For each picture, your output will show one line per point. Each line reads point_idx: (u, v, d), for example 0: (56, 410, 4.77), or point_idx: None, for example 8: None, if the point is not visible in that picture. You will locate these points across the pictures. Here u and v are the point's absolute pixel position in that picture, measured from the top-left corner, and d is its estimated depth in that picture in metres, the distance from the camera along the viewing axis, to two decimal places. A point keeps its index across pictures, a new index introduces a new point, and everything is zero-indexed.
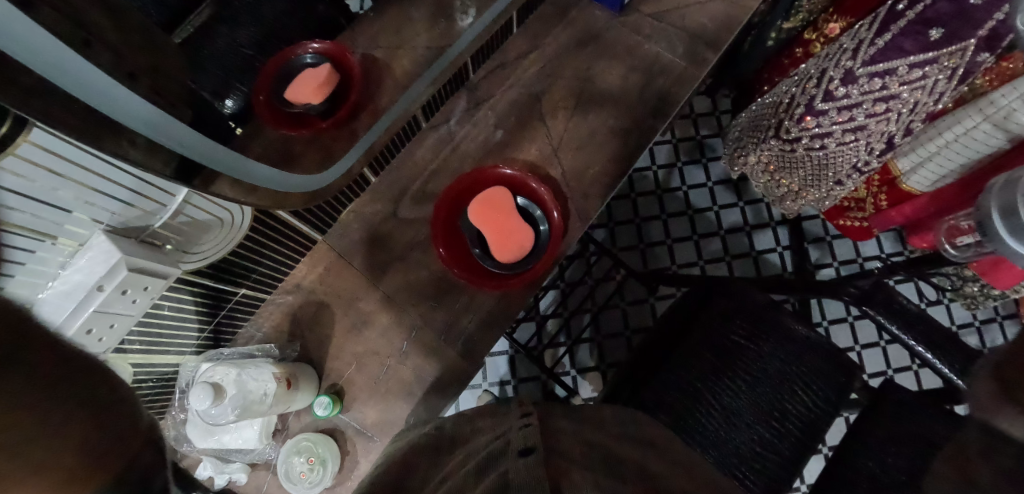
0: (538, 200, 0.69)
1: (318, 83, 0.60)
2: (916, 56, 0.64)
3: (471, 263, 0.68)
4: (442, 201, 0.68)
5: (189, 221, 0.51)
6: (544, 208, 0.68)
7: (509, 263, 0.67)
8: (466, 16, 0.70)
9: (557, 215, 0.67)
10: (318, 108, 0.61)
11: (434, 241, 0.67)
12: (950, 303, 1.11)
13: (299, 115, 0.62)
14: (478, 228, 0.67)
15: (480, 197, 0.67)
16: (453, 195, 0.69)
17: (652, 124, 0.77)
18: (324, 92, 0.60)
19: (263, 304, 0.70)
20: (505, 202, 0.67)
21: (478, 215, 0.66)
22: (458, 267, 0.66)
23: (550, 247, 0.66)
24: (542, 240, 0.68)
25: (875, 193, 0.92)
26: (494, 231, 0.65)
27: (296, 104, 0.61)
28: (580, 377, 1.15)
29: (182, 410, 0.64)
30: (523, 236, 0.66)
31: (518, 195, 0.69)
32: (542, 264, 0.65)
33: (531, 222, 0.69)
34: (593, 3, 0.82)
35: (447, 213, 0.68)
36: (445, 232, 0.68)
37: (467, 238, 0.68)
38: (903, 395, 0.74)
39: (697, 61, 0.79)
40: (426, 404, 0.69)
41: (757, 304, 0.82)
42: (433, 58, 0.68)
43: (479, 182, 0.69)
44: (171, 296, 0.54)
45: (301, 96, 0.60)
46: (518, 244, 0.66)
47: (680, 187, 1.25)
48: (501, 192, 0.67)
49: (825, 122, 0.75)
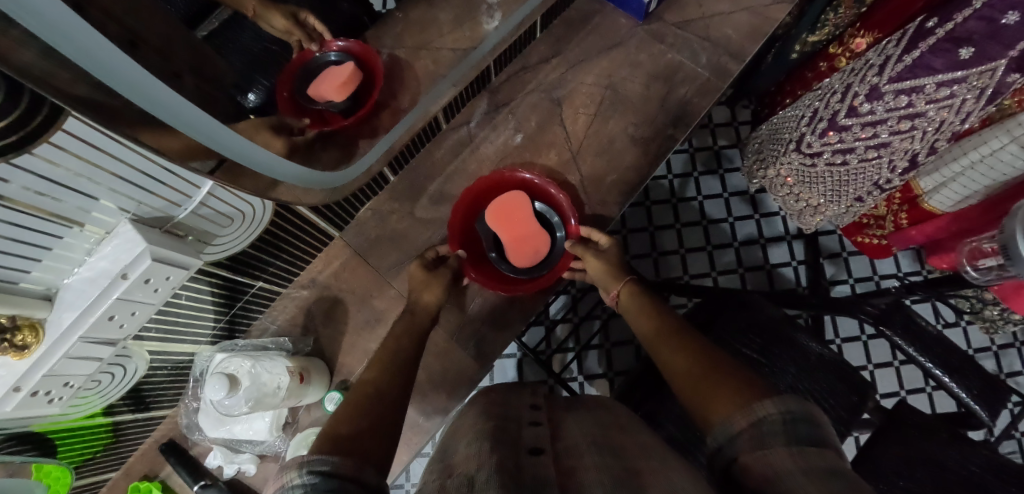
0: (555, 204, 0.70)
1: (342, 81, 0.60)
2: (944, 75, 0.63)
3: (488, 268, 0.70)
4: (461, 202, 0.68)
5: (212, 213, 0.51)
6: (561, 214, 0.70)
7: (527, 270, 0.69)
8: (492, 19, 0.70)
9: (573, 221, 0.68)
10: (340, 105, 0.60)
11: (449, 243, 0.68)
12: (967, 326, 1.09)
13: (320, 112, 0.61)
14: (495, 231, 0.68)
15: (499, 199, 0.68)
16: (470, 197, 0.69)
17: (672, 134, 0.76)
18: (348, 89, 0.60)
19: (278, 298, 0.70)
20: (525, 207, 0.68)
21: (496, 220, 0.67)
22: (473, 272, 0.68)
23: (564, 257, 0.70)
24: (558, 245, 0.70)
25: (895, 211, 0.92)
26: (511, 235, 0.67)
27: (318, 100, 0.60)
28: (587, 383, 1.15)
29: (195, 399, 0.67)
30: (541, 242, 0.68)
31: (535, 199, 0.70)
32: (558, 270, 0.68)
33: (548, 228, 0.70)
34: (618, 10, 0.81)
35: (463, 214, 0.69)
36: (462, 236, 0.69)
37: (484, 241, 0.70)
38: (917, 417, 0.72)
39: (719, 72, 0.79)
40: (437, 404, 0.70)
41: (772, 318, 0.81)
42: (457, 59, 0.69)
43: (498, 183, 0.69)
44: (190, 287, 0.54)
45: (326, 92, 0.59)
46: (534, 249, 0.68)
47: (695, 197, 1.24)
48: (521, 197, 0.68)
49: (848, 137, 0.75)
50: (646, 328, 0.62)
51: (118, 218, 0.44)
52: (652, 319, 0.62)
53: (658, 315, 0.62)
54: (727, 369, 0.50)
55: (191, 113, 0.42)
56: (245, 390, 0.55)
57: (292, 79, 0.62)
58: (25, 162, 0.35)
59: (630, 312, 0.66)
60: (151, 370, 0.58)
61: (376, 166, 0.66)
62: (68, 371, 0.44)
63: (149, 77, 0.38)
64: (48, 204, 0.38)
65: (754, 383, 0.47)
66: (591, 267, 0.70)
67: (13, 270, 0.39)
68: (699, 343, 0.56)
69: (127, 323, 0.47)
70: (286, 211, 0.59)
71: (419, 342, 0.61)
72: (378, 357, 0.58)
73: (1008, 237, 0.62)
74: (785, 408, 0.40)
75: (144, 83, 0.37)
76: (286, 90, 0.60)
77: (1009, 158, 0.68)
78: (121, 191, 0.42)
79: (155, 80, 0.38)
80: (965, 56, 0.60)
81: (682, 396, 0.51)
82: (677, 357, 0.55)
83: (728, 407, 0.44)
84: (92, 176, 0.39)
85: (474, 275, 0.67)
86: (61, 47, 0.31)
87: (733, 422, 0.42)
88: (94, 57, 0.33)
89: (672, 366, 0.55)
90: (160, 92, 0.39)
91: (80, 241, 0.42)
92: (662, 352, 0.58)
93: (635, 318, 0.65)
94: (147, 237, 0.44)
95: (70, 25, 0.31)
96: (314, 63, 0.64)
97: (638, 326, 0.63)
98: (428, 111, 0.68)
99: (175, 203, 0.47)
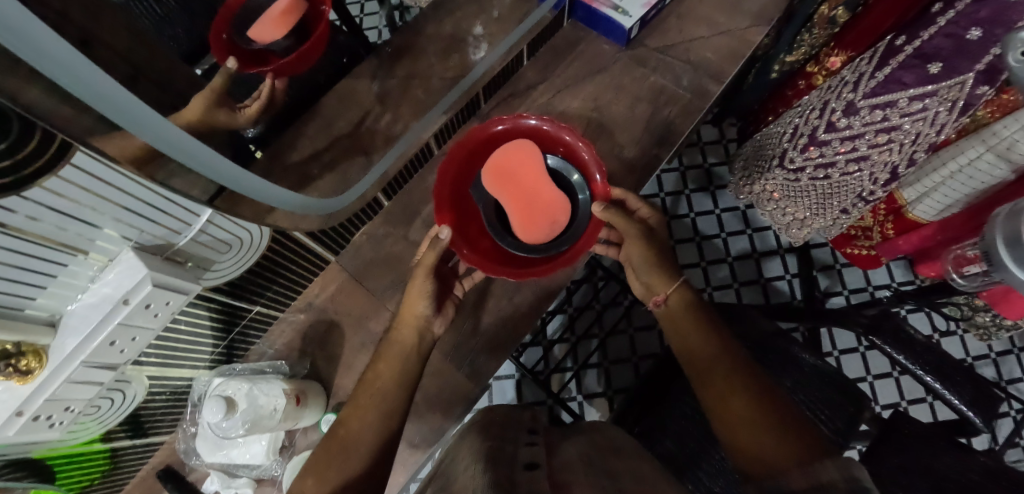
0: (574, 159, 0.61)
1: (280, 13, 0.54)
2: (916, 89, 0.65)
3: (490, 246, 0.60)
4: (452, 162, 0.60)
5: (211, 240, 0.53)
6: (581, 170, 0.61)
7: (538, 246, 0.60)
8: (478, 49, 0.76)
9: (599, 178, 0.59)
10: (282, 44, 0.55)
11: (437, 219, 0.58)
12: (964, 335, 1.10)
13: (258, 53, 0.54)
14: (498, 198, 0.60)
15: (500, 150, 0.60)
16: (464, 153, 0.61)
17: (657, 154, 0.79)
18: (288, 22, 0.55)
19: (275, 322, 0.72)
20: (535, 162, 0.60)
21: (495, 181, 0.60)
22: (465, 249, 0.58)
23: (588, 226, 0.60)
24: (582, 208, 0.61)
25: (881, 221, 0.94)
26: (516, 199, 0.60)
27: (256, 40, 0.53)
28: (586, 403, 1.15)
29: (193, 424, 0.68)
30: (558, 209, 0.60)
31: (548, 152, 0.62)
32: (583, 243, 0.59)
33: (568, 189, 0.62)
34: (602, 37, 0.85)
35: (456, 174, 0.61)
36: (452, 205, 0.60)
37: (481, 211, 0.61)
38: (915, 428, 0.72)
39: (701, 93, 0.82)
40: (432, 424, 0.71)
41: (765, 332, 0.82)
42: (447, 88, 0.74)
43: (503, 138, 0.61)
44: (189, 312, 0.56)
45: (267, 29, 0.53)
46: (551, 219, 0.60)
47: (687, 214, 1.26)
48: (531, 148, 0.60)
49: (829, 152, 0.77)
50: (699, 351, 0.64)
51: (121, 246, 0.46)
52: (709, 345, 0.64)
53: (716, 342, 0.64)
54: (790, 428, 0.53)
55: (193, 145, 0.44)
56: (241, 411, 0.56)
57: (226, 17, 0.53)
58: (33, 193, 0.37)
59: (679, 326, 0.67)
60: (149, 396, 0.59)
61: (371, 192, 0.69)
62: (69, 396, 0.45)
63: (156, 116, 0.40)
64: (54, 234, 0.40)
65: (820, 446, 0.50)
66: (633, 257, 0.69)
67: (18, 297, 0.40)
68: (756, 385, 0.59)
69: (128, 348, 0.49)
70: (283, 237, 0.61)
71: (413, 363, 0.62)
72: (362, 397, 0.60)
73: (990, 244, 0.63)
74: (846, 474, 0.40)
75: (149, 120, 0.40)
76: (224, 32, 0.52)
77: (987, 168, 0.70)
78: (122, 219, 0.44)
79: (161, 118, 0.41)
80: (935, 71, 0.62)
81: (738, 448, 0.55)
82: (733, 397, 0.58)
83: (792, 468, 0.48)
84: (97, 206, 0.41)
85: (471, 257, 0.58)
86: (69, 87, 0.33)
87: (794, 483, 0.43)
88: (99, 95, 0.35)
89: (726, 408, 0.58)
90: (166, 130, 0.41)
91: (85, 269, 0.44)
92: (713, 386, 0.60)
93: (683, 335, 0.66)
94: (148, 264, 0.47)
95: (83, 66, 0.34)
96: None
97: (680, 351, 0.66)
98: (420, 138, 0.72)
99: (175, 230, 0.49)
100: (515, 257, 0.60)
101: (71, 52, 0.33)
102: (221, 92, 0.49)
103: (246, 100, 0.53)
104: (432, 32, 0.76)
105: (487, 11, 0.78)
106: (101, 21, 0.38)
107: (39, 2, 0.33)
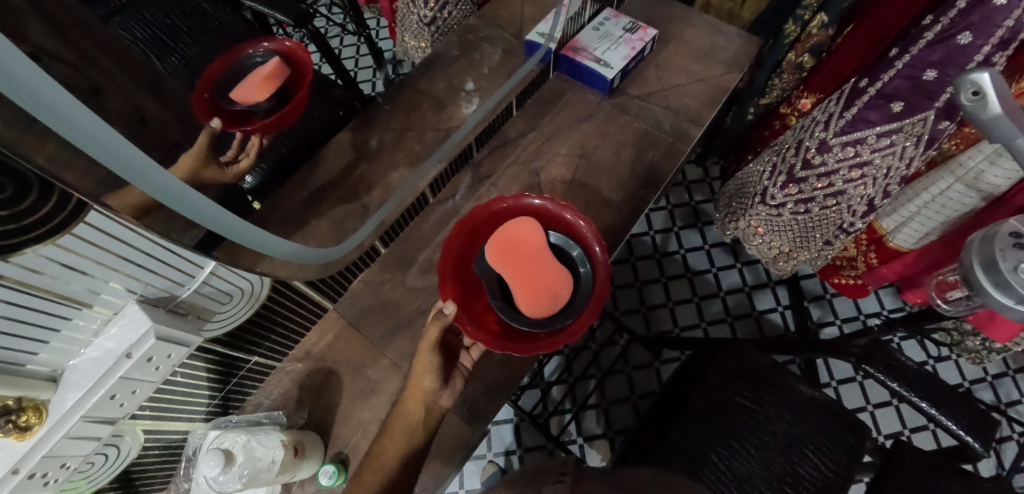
0: (576, 235, 0.63)
1: (263, 78, 0.56)
2: (882, 126, 0.69)
3: (490, 319, 0.61)
4: (455, 234, 0.63)
5: (213, 291, 0.55)
6: (582, 244, 0.63)
7: (540, 319, 0.59)
8: (470, 103, 0.81)
9: (599, 250, 0.61)
10: (264, 105, 0.56)
11: (440, 294, 0.61)
12: (958, 359, 1.12)
13: (241, 114, 0.54)
14: (501, 273, 0.61)
15: (501, 228, 0.62)
16: (465, 232, 0.64)
17: (644, 196, 0.82)
18: (270, 87, 0.57)
19: (273, 372, 0.72)
20: (536, 238, 0.62)
21: (498, 256, 0.61)
22: (469, 324, 0.59)
23: (592, 297, 0.60)
24: (584, 282, 0.61)
25: (864, 251, 0.96)
26: (519, 274, 0.60)
27: (239, 102, 0.54)
28: (587, 445, 1.12)
29: (187, 479, 0.66)
30: (561, 284, 0.60)
31: (550, 229, 0.64)
32: (586, 319, 0.59)
33: (570, 263, 0.63)
34: (585, 87, 0.91)
35: (460, 250, 0.63)
36: (456, 280, 0.62)
37: (483, 284, 0.62)
38: (918, 456, 0.72)
39: (682, 136, 0.86)
40: (433, 472, 0.69)
41: (761, 366, 0.82)
42: (442, 140, 0.79)
43: (503, 213, 0.65)
44: (187, 364, 0.56)
45: (249, 91, 0.54)
46: (553, 292, 0.60)
47: (677, 251, 1.29)
48: (532, 225, 0.62)
49: (807, 188, 0.81)
50: None
51: (126, 299, 0.47)
52: None
53: None
54: None
55: (206, 206, 0.45)
56: (240, 464, 0.55)
57: (213, 75, 0.53)
58: (47, 250, 0.39)
59: None
60: (142, 451, 0.58)
61: (369, 239, 0.71)
62: (68, 452, 0.44)
63: (178, 185, 0.42)
64: (63, 288, 0.42)
65: None
66: None
67: (22, 352, 0.41)
68: None
69: (127, 403, 0.48)
70: (282, 286, 0.63)
71: (416, 430, 0.63)
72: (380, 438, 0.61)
73: (969, 270, 0.64)
74: None
75: (168, 189, 0.40)
76: (206, 91, 0.51)
77: (958, 196, 0.74)
78: (128, 273, 0.46)
79: (181, 184, 0.42)
80: (897, 110, 0.67)
81: None
82: None
83: None
84: (104, 261, 0.43)
85: (471, 330, 0.59)
86: (92, 154, 0.35)
87: None
88: (123, 162, 0.37)
89: None
90: (186, 197, 0.43)
91: (89, 322, 0.45)
92: None
93: None
94: (150, 317, 0.48)
95: (105, 133, 0.36)
96: (240, 60, 0.56)
97: None
98: (416, 188, 0.75)
99: (178, 282, 0.51)
100: (514, 331, 0.60)
101: (91, 120, 0.35)
102: (217, 143, 0.49)
103: (230, 156, 0.51)
104: (426, 88, 0.81)
105: (478, 68, 0.84)
106: (121, 88, 0.42)
107: (61, 70, 0.35)
